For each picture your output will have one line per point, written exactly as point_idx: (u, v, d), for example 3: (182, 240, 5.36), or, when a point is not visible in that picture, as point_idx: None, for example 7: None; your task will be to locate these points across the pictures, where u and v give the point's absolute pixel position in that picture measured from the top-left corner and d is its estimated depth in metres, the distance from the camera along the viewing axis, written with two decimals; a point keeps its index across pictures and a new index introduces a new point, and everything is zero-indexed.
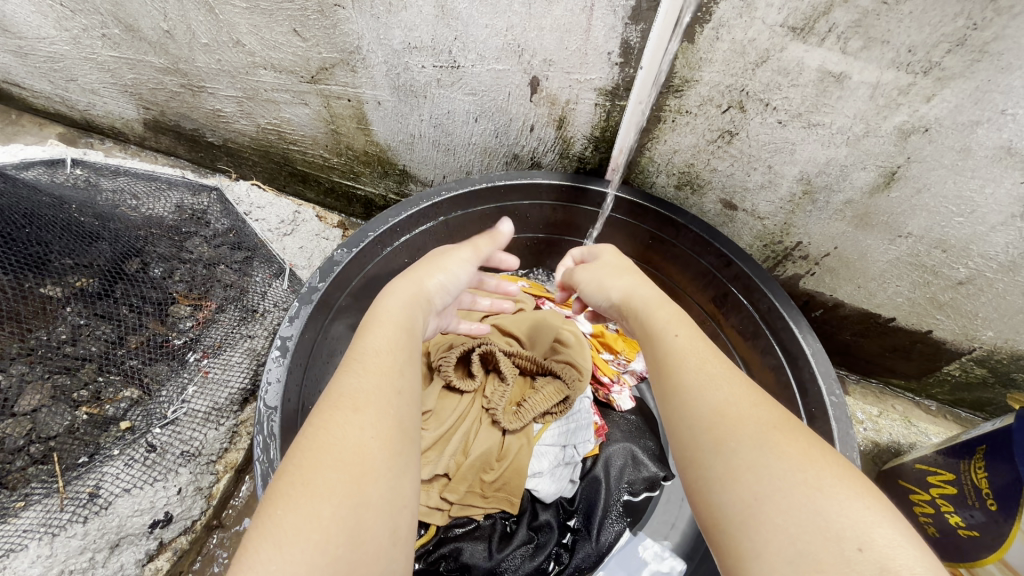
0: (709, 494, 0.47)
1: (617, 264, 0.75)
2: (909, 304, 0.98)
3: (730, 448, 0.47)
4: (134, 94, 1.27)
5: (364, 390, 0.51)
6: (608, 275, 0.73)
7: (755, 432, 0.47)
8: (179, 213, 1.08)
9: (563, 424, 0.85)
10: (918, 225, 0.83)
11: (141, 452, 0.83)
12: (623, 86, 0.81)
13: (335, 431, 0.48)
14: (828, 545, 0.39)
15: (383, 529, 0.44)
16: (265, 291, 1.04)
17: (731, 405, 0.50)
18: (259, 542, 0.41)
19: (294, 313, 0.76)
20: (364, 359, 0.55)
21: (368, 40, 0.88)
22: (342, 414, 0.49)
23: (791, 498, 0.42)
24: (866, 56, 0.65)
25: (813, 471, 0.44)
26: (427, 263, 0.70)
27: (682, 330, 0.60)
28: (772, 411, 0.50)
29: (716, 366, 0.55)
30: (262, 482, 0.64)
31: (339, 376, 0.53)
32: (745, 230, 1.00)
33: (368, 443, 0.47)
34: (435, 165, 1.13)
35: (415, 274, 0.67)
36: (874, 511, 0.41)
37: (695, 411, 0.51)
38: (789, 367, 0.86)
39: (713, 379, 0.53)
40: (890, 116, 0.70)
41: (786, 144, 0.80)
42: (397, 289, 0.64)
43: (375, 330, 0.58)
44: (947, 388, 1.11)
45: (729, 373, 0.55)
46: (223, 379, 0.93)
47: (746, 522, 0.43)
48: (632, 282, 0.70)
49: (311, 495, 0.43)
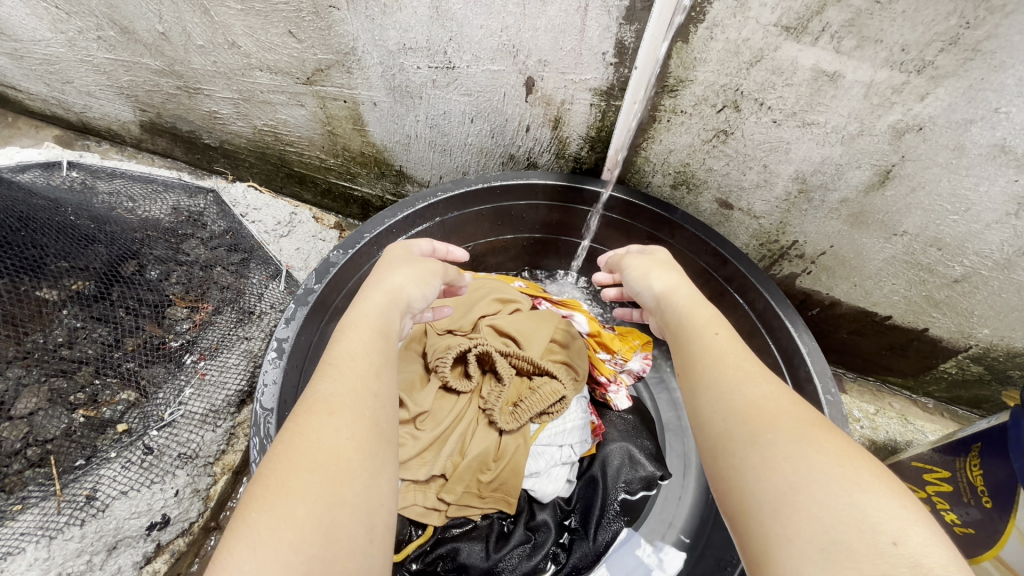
0: (740, 482, 0.46)
1: (661, 260, 0.76)
2: (905, 302, 0.99)
3: (766, 440, 0.47)
4: (130, 96, 1.27)
5: (338, 394, 0.51)
6: (656, 268, 0.73)
7: (795, 426, 0.48)
8: (175, 215, 1.07)
9: (561, 424, 0.84)
10: (913, 224, 0.83)
11: (138, 455, 0.83)
12: (618, 86, 0.81)
13: (310, 434, 0.48)
14: (863, 536, 0.39)
15: (359, 528, 0.45)
16: (262, 293, 1.04)
17: (769, 401, 0.51)
18: (232, 540, 0.41)
19: (290, 315, 0.77)
20: (340, 362, 0.55)
21: (363, 42, 0.88)
22: (318, 418, 0.49)
23: (829, 489, 0.42)
24: (860, 55, 0.65)
25: (851, 468, 0.44)
26: (392, 267, 0.69)
27: (721, 329, 0.61)
28: (809, 410, 0.51)
29: (753, 364, 0.56)
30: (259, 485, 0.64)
31: (315, 380, 0.53)
32: (741, 230, 1.00)
33: (343, 445, 0.48)
34: (431, 166, 1.13)
35: (384, 279, 0.67)
36: (911, 510, 0.40)
37: (732, 404, 0.52)
38: (785, 366, 0.86)
39: (750, 377, 0.54)
40: (884, 115, 0.70)
41: (780, 144, 0.80)
42: (372, 293, 0.63)
43: (350, 334, 0.58)
44: (944, 385, 1.12)
45: (766, 371, 0.56)
46: (221, 381, 0.93)
47: (778, 510, 0.43)
48: (675, 280, 0.71)
49: (286, 495, 0.43)
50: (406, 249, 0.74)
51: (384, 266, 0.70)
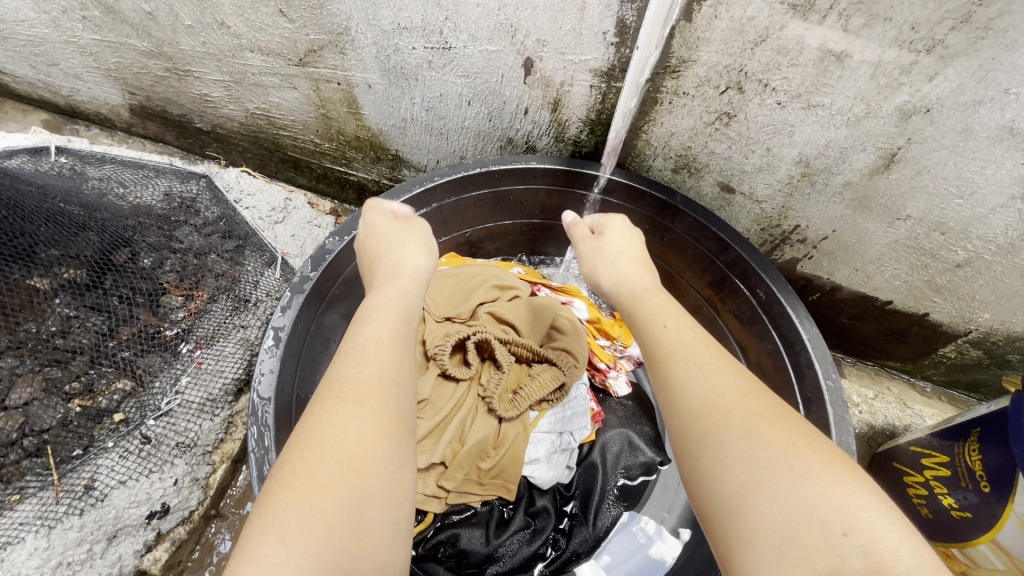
0: (699, 484, 0.48)
1: (616, 250, 0.73)
2: (907, 288, 0.98)
3: (717, 439, 0.48)
4: (119, 78, 1.23)
5: (365, 381, 0.50)
6: (610, 262, 0.72)
7: (743, 421, 0.48)
8: (168, 201, 1.02)
9: (558, 411, 0.84)
10: (917, 208, 0.82)
11: (135, 444, 0.82)
12: (619, 67, 0.79)
13: (337, 423, 0.47)
14: (814, 531, 0.40)
15: (384, 521, 0.44)
16: (257, 281, 1.02)
17: (719, 395, 0.51)
18: (262, 532, 0.40)
19: (286, 302, 0.74)
20: (366, 349, 0.53)
21: (356, 21, 0.86)
22: (344, 407, 0.48)
23: (779, 487, 0.43)
24: (868, 34, 0.63)
25: (798, 461, 0.45)
26: (398, 247, 0.67)
27: (670, 321, 0.61)
28: (760, 400, 0.51)
29: (704, 355, 0.56)
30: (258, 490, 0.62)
31: (338, 365, 0.52)
32: (743, 215, 0.98)
33: (370, 436, 0.47)
34: (428, 150, 1.11)
35: (396, 263, 0.65)
36: (859, 495, 0.42)
37: (684, 402, 0.52)
38: (786, 353, 0.83)
39: (701, 370, 0.54)
40: (891, 96, 0.69)
41: (784, 126, 0.79)
42: (392, 279, 0.63)
43: (375, 318, 0.56)
44: (942, 369, 1.12)
45: (718, 360, 0.56)
46: (217, 370, 0.92)
47: (734, 512, 0.44)
48: (622, 271, 0.70)
49: (313, 486, 0.43)
50: (389, 220, 0.72)
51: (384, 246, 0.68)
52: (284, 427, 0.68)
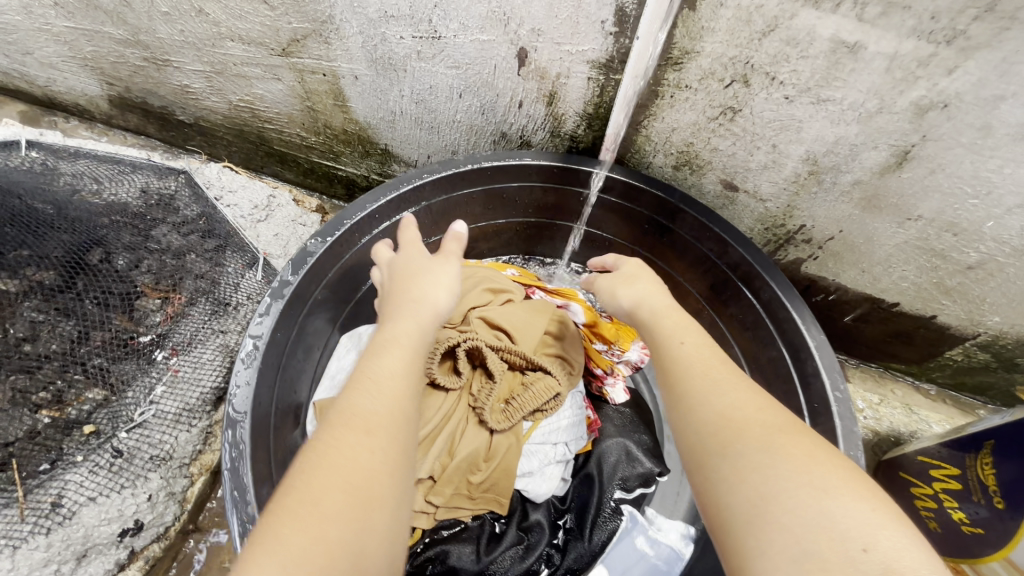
0: (714, 496, 0.46)
1: (630, 273, 0.74)
2: (915, 289, 0.94)
3: (736, 450, 0.46)
4: (96, 68, 1.18)
5: (377, 413, 0.48)
6: (623, 287, 0.71)
7: (762, 434, 0.47)
8: (145, 198, 0.97)
9: (552, 422, 0.80)
10: (929, 208, 0.79)
11: (107, 458, 0.78)
12: (618, 58, 0.74)
13: (347, 452, 0.44)
14: (833, 546, 0.38)
15: (384, 558, 0.41)
16: (238, 283, 0.96)
17: (737, 410, 0.50)
18: (261, 561, 0.37)
19: (264, 309, 0.69)
20: (379, 381, 0.51)
21: (340, 8, 0.81)
22: (355, 435, 0.45)
23: (797, 499, 0.41)
24: (884, 23, 0.59)
25: (818, 474, 0.43)
26: (424, 274, 0.67)
27: (686, 338, 0.60)
28: (778, 415, 0.50)
29: (721, 372, 0.55)
30: (233, 514, 0.58)
31: (349, 395, 0.50)
32: (746, 214, 0.93)
33: (378, 468, 0.44)
34: (419, 144, 1.06)
35: (417, 290, 0.65)
36: (879, 513, 0.40)
37: (700, 417, 0.51)
38: (791, 361, 0.78)
39: (718, 386, 0.53)
40: (907, 90, 0.65)
41: (792, 122, 0.75)
42: (407, 308, 0.62)
43: (390, 351, 0.55)
44: (948, 371, 1.09)
45: (733, 377, 0.54)
46: (194, 379, 0.87)
47: (752, 522, 0.42)
48: (642, 292, 0.69)
49: (319, 516, 0.40)
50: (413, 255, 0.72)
51: (408, 276, 0.67)
52: (260, 444, 0.64)
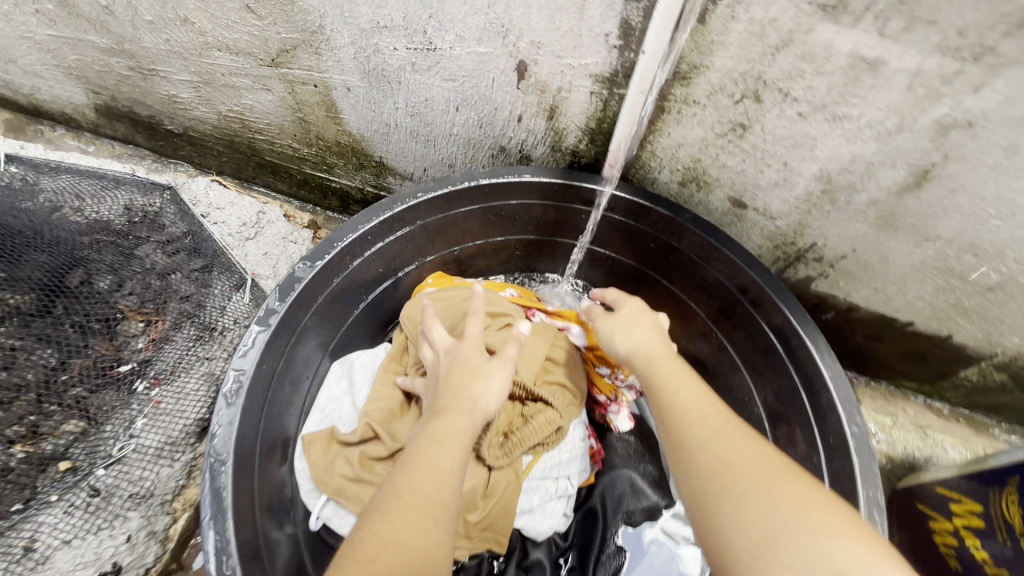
0: (717, 539, 0.45)
1: (634, 317, 0.71)
2: (930, 309, 0.91)
3: (735, 493, 0.46)
4: (81, 77, 1.14)
5: (439, 500, 0.49)
6: (627, 329, 0.68)
7: (761, 477, 0.46)
8: (128, 215, 0.94)
9: (554, 457, 0.77)
10: (949, 229, 0.75)
11: (83, 497, 0.74)
12: (622, 72, 0.70)
13: (416, 538, 0.45)
14: None
15: None
16: (224, 307, 0.93)
17: (736, 454, 0.49)
18: None
19: (248, 341, 0.65)
20: (441, 468, 0.52)
21: (331, 19, 0.78)
22: (424, 524, 0.47)
23: (798, 540, 0.41)
24: (907, 39, 0.56)
25: (816, 514, 0.43)
26: (483, 375, 0.64)
27: (683, 386, 0.58)
28: (774, 457, 0.49)
29: (718, 418, 0.53)
30: (214, 563, 0.55)
31: (408, 475, 0.51)
32: (755, 231, 0.89)
33: (439, 554, 0.46)
34: (414, 157, 1.02)
35: (475, 388, 0.63)
36: (878, 554, 0.40)
37: (700, 460, 0.49)
38: (805, 392, 0.74)
39: (717, 431, 0.51)
40: (929, 108, 0.62)
41: (805, 139, 0.71)
42: (463, 403, 0.61)
43: (450, 439, 0.56)
44: (962, 391, 1.06)
45: (732, 422, 0.53)
46: (177, 410, 0.84)
47: (755, 564, 0.41)
48: (640, 338, 0.67)
49: None
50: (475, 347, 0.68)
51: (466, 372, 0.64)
52: (242, 487, 0.61)
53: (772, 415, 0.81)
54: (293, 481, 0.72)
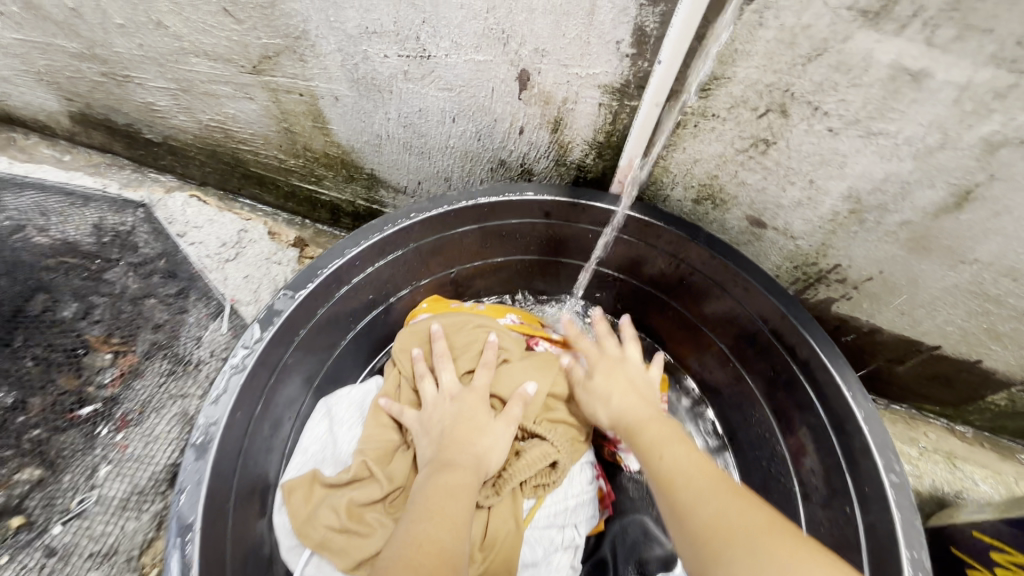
0: None
1: (617, 377, 0.73)
2: (960, 334, 0.85)
3: (726, 558, 0.45)
4: (52, 83, 1.07)
5: (451, 553, 0.51)
6: (611, 391, 0.71)
7: (748, 536, 0.46)
8: (99, 235, 0.87)
9: (560, 501, 0.71)
10: (988, 252, 0.69)
11: (37, 558, 0.66)
12: (635, 82, 0.64)
13: None
14: None
15: None
16: (200, 337, 0.83)
17: (721, 516, 0.48)
18: None
19: (221, 386, 0.60)
20: (448, 521, 0.54)
21: (315, 23, 0.71)
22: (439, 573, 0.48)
23: None
24: (958, 49, 0.50)
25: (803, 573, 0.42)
26: (487, 433, 0.66)
27: (666, 452, 0.59)
28: (761, 514, 0.48)
29: (704, 480, 0.53)
30: None
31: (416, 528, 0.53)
32: (773, 251, 0.83)
33: None
34: (408, 170, 0.95)
35: (479, 446, 0.65)
36: None
37: (690, 524, 0.50)
38: (834, 434, 0.68)
39: (700, 493, 0.52)
40: (976, 125, 0.55)
41: (834, 156, 0.65)
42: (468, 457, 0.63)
43: (457, 494, 0.58)
44: (988, 415, 1.00)
45: (717, 482, 0.53)
46: (145, 456, 0.74)
47: None
48: (622, 403, 0.69)
49: None
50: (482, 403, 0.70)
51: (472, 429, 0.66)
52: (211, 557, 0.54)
53: (796, 453, 0.75)
54: (272, 537, 0.66)
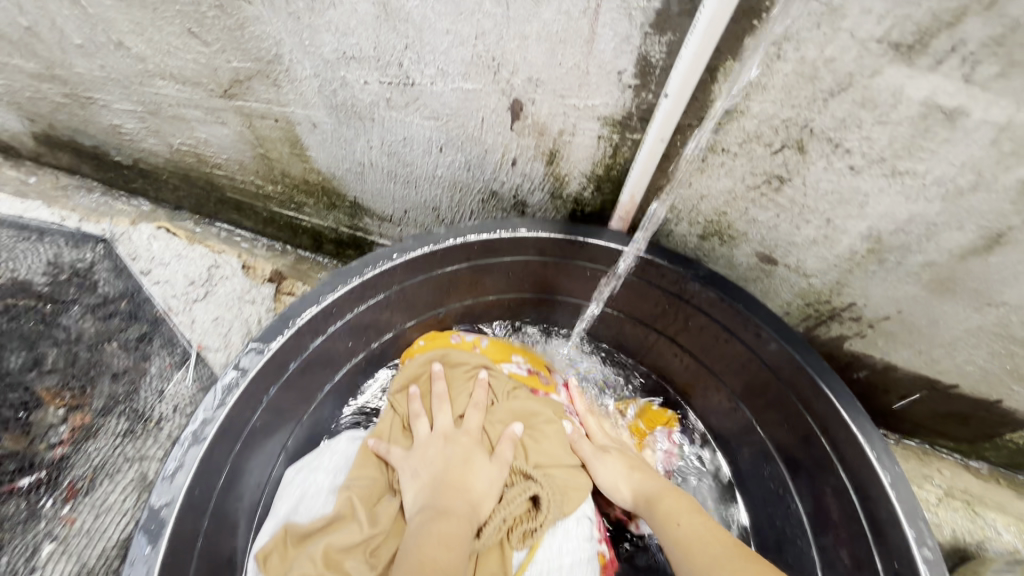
0: None
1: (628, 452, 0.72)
2: (980, 374, 0.80)
3: None
4: (12, 103, 1.00)
5: None
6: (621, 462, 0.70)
7: None
8: (54, 273, 0.82)
9: (558, 561, 0.63)
10: (1018, 296, 0.64)
11: None
12: (638, 114, 0.59)
13: None
14: None
15: None
16: (162, 391, 0.79)
17: None
18: None
19: (174, 458, 0.55)
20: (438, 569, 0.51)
21: (290, 47, 0.66)
22: None
23: None
24: (1000, 87, 0.45)
25: None
26: (475, 473, 0.63)
27: (683, 519, 0.60)
28: None
29: (722, 550, 0.56)
30: None
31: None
32: (784, 288, 0.78)
33: None
34: (393, 199, 0.89)
35: (472, 488, 0.62)
36: None
37: None
38: (857, 497, 0.63)
39: (726, 562, 0.54)
40: (1014, 166, 0.51)
41: (854, 196, 0.60)
42: (461, 501, 0.60)
43: (453, 541, 0.55)
44: (1005, 451, 0.93)
45: (736, 551, 0.55)
46: (95, 530, 0.68)
47: None
48: (639, 476, 0.68)
49: None
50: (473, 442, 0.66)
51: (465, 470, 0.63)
52: None
53: (813, 512, 0.69)
54: None
